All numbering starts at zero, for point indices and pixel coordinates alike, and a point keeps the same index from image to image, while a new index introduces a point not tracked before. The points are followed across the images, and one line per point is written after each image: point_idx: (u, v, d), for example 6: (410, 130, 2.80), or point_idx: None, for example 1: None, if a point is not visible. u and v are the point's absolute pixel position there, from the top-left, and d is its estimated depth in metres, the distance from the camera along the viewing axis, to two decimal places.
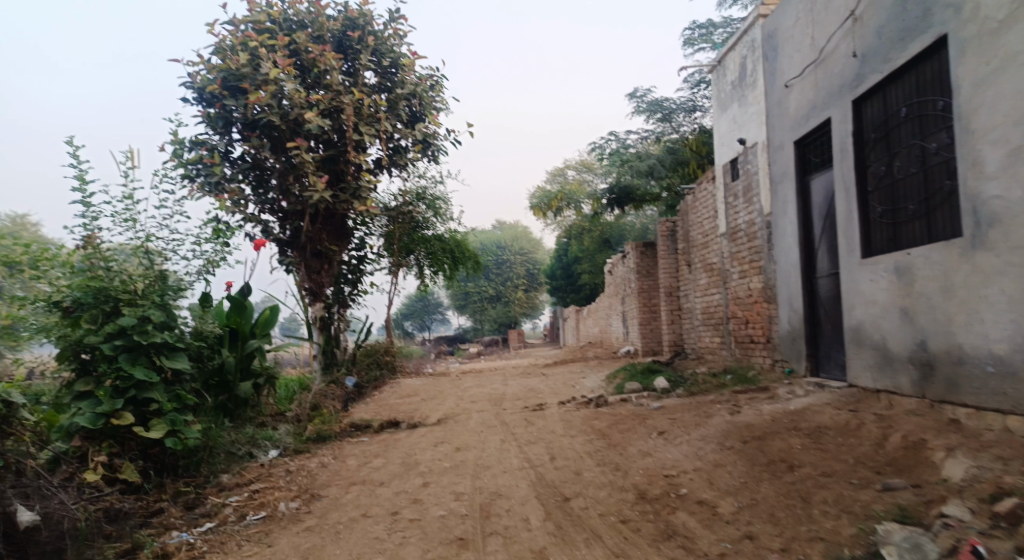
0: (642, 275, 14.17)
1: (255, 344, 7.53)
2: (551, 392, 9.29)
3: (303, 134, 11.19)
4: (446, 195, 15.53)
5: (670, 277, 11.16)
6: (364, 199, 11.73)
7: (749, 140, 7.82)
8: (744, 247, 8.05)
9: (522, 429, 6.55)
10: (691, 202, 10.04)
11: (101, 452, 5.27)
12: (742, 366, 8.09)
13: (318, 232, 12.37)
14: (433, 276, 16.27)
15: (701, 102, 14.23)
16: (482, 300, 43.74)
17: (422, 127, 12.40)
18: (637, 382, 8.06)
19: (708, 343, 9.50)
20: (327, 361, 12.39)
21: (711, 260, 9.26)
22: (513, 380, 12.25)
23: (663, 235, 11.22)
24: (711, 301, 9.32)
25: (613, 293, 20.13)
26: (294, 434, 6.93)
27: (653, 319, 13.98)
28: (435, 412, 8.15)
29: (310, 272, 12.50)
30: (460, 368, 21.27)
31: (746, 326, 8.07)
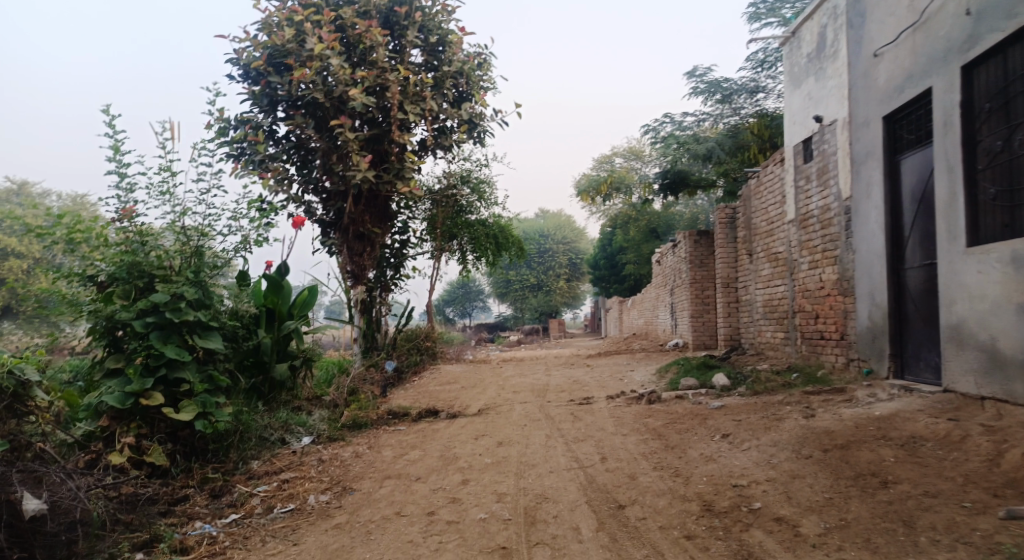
0: (694, 265, 13.47)
1: (292, 325, 7.22)
2: (598, 385, 8.78)
3: (347, 111, 10.83)
4: (491, 179, 15.03)
5: (728, 268, 10.47)
6: (408, 180, 11.36)
7: (826, 118, 7.10)
8: (817, 234, 7.35)
9: (569, 425, 6.07)
10: (756, 187, 9.32)
11: (129, 433, 5.02)
12: (810, 365, 7.42)
13: (361, 214, 12.06)
14: (477, 262, 15.87)
15: (765, 82, 13.40)
16: (524, 288, 43.31)
17: (468, 106, 11.92)
18: (694, 378, 7.49)
19: (770, 339, 8.82)
20: (366, 345, 12.14)
21: (777, 249, 8.55)
22: (557, 371, 11.78)
23: (721, 223, 10.52)
24: (775, 294, 8.64)
25: (661, 284, 19.41)
26: (328, 420, 6.60)
27: (706, 312, 13.30)
28: (477, 402, 7.75)
29: (352, 254, 12.23)
30: (501, 357, 20.92)
31: (816, 321, 7.39)
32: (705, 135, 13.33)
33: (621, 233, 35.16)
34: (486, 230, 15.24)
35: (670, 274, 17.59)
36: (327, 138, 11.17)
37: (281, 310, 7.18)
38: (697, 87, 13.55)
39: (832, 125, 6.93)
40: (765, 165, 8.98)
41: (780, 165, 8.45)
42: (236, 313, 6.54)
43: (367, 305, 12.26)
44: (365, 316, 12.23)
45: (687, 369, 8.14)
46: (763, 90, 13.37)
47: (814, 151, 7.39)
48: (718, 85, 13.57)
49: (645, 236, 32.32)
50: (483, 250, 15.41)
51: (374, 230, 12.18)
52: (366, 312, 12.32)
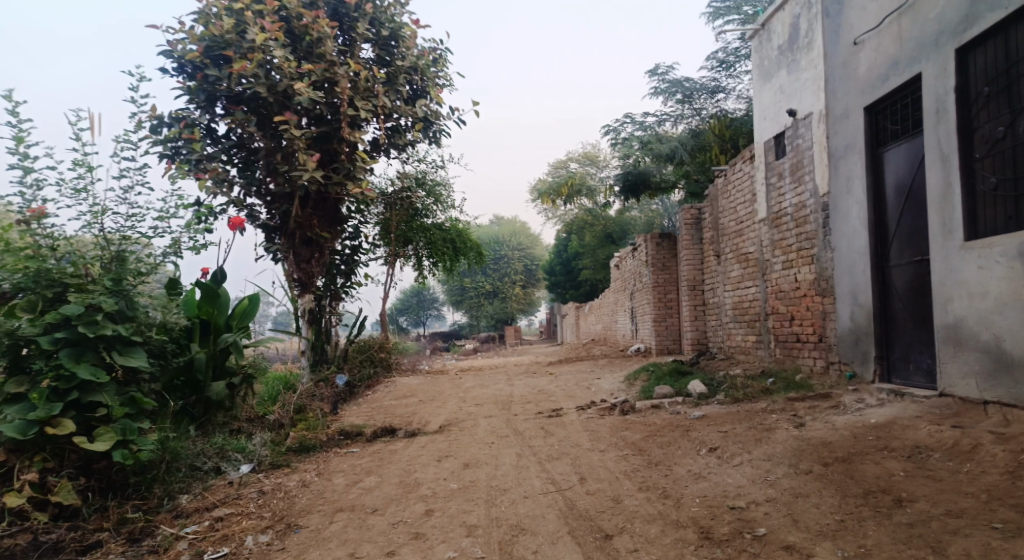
0: (657, 269, 13.21)
1: (230, 338, 6.48)
2: (565, 395, 8.30)
3: (294, 108, 10.12)
4: (447, 181, 14.58)
5: (694, 270, 10.19)
6: (360, 180, 10.71)
7: (800, 112, 6.87)
8: (791, 233, 7.09)
9: (540, 441, 5.56)
10: (722, 187, 9.07)
11: (31, 468, 4.25)
12: (785, 369, 7.13)
13: (309, 217, 11.38)
14: (433, 268, 15.27)
15: (725, 83, 13.29)
16: (480, 295, 42.72)
17: (423, 104, 11.35)
18: (667, 385, 7.08)
19: (741, 343, 8.54)
20: (315, 357, 11.38)
21: (747, 250, 8.29)
22: (519, 380, 11.27)
23: (686, 224, 10.25)
24: (745, 296, 8.37)
25: (620, 289, 19.16)
26: (271, 445, 5.80)
27: (669, 316, 13.03)
28: (437, 418, 7.16)
29: (299, 260, 11.49)
30: (458, 366, 20.29)
31: (791, 323, 7.11)
32: (666, 136, 13.13)
33: (577, 238, 34.99)
34: (442, 235, 14.71)
35: (630, 278, 17.34)
36: (272, 136, 10.44)
37: (217, 321, 6.47)
38: (658, 87, 13.36)
39: (807, 119, 6.70)
40: (733, 163, 8.73)
41: (749, 163, 8.21)
42: (166, 326, 5.80)
43: (316, 314, 11.52)
44: (314, 325, 11.47)
45: (659, 375, 7.76)
46: (723, 90, 13.27)
47: (788, 147, 7.15)
48: (679, 84, 13.43)
49: (602, 242, 32.23)
50: (439, 255, 14.84)
51: (323, 235, 11.47)
52: (315, 321, 11.57)
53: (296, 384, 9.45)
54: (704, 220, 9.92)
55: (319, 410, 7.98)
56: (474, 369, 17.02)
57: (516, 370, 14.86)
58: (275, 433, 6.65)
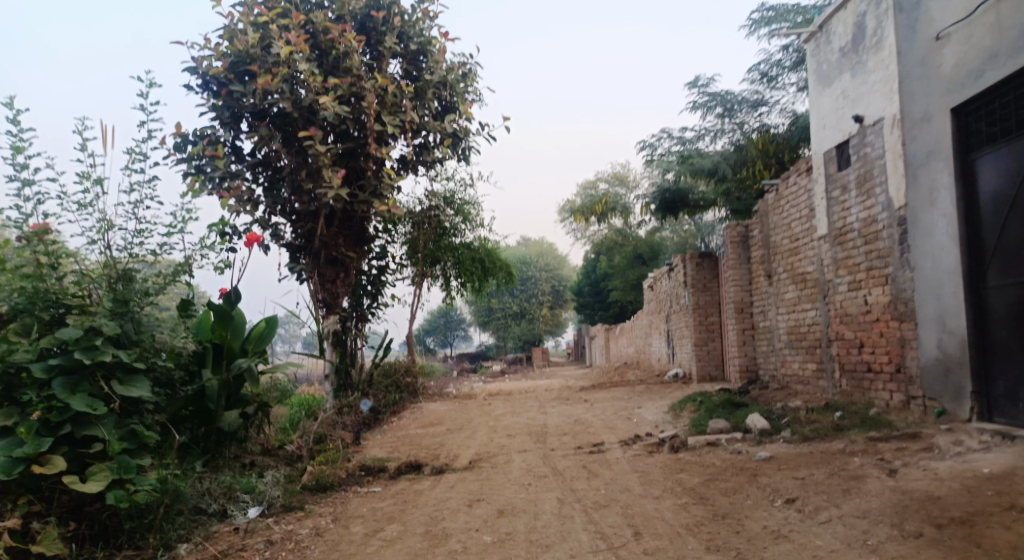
0: (697, 290, 12.48)
1: (243, 363, 5.95)
2: (605, 428, 7.63)
3: (319, 122, 9.69)
4: (476, 199, 14.11)
5: (743, 292, 9.45)
6: (387, 197, 10.26)
7: (866, 117, 6.21)
8: (859, 251, 6.39)
9: (584, 483, 4.91)
10: (774, 202, 8.38)
11: (15, 512, 3.72)
12: (856, 402, 6.38)
13: (334, 236, 10.99)
14: (461, 288, 14.74)
15: (769, 96, 12.58)
16: (507, 317, 42.08)
17: (452, 118, 10.88)
18: (722, 419, 6.38)
19: (799, 372, 7.78)
20: (339, 382, 10.87)
21: (805, 270, 7.57)
22: (552, 408, 10.60)
23: (733, 242, 9.53)
24: (803, 320, 7.64)
25: (655, 311, 18.40)
26: (283, 483, 5.23)
27: (711, 340, 12.26)
28: (467, 452, 6.54)
29: (323, 280, 11.05)
30: (486, 390, 19.65)
31: (861, 351, 6.38)
32: (706, 151, 12.49)
33: (607, 259, 34.27)
34: (471, 255, 14.19)
35: (666, 300, 16.59)
36: (297, 151, 10.07)
37: (232, 347, 5.98)
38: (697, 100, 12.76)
39: (878, 124, 6.02)
40: (786, 176, 8.05)
41: (806, 175, 7.52)
42: (174, 351, 5.33)
43: (343, 332, 11.01)
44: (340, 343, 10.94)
45: (711, 407, 7.04)
46: (766, 103, 12.60)
47: (853, 156, 6.46)
48: (721, 96, 12.77)
49: (633, 263, 31.46)
50: (468, 276, 14.32)
51: (349, 254, 11.03)
52: (339, 343, 11.07)
53: (317, 412, 8.91)
54: (752, 238, 9.23)
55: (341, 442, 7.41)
56: (503, 394, 16.37)
57: (547, 396, 14.18)
58: (292, 468, 6.10)
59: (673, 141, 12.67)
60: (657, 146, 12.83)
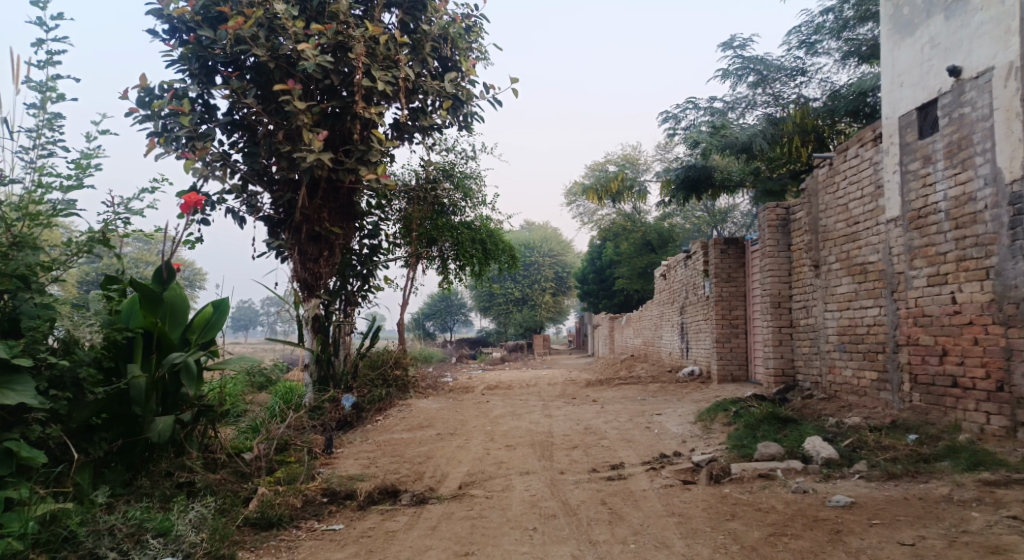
0: (720, 281, 11.25)
1: (178, 356, 4.73)
2: (622, 442, 6.48)
3: (298, 74, 8.41)
4: (477, 174, 12.87)
5: (781, 283, 8.23)
6: (376, 165, 9.03)
7: (964, 69, 4.96)
8: (945, 238, 5.19)
9: (605, 533, 3.74)
10: (825, 180, 7.15)
11: None
12: (934, 423, 5.21)
13: (319, 208, 9.86)
14: (460, 272, 13.53)
15: (810, 63, 11.19)
16: (508, 303, 40.86)
17: (453, 77, 9.60)
18: (769, 440, 5.20)
19: (851, 379, 6.61)
20: (321, 373, 9.74)
21: (864, 260, 6.37)
22: (558, 408, 9.45)
23: (770, 225, 8.30)
24: (859, 320, 6.45)
25: (667, 301, 17.23)
26: (210, 522, 3.85)
27: (734, 336, 11.08)
28: (458, 473, 5.39)
29: (305, 258, 9.88)
30: (485, 381, 18.52)
31: (942, 361, 5.22)
32: (737, 123, 11.17)
33: (614, 244, 33.03)
34: (470, 234, 12.97)
35: (681, 289, 15.40)
36: (275, 110, 8.85)
37: (169, 336, 4.83)
38: (727, 68, 11.44)
39: (982, 76, 4.78)
40: (842, 149, 6.82)
41: (871, 146, 6.29)
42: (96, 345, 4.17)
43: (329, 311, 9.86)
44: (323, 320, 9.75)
45: (753, 421, 5.88)
46: (806, 73, 11.24)
47: (941, 118, 5.23)
48: (756, 63, 11.37)
49: (641, 250, 30.19)
50: (468, 258, 13.10)
51: (334, 229, 9.86)
52: (321, 328, 9.91)
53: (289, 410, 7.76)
54: (796, 222, 8.02)
55: (308, 449, 6.27)
56: (502, 386, 15.27)
57: (550, 391, 13.06)
58: (240, 487, 4.97)
59: (699, 112, 11.38)
60: (681, 118, 11.55)
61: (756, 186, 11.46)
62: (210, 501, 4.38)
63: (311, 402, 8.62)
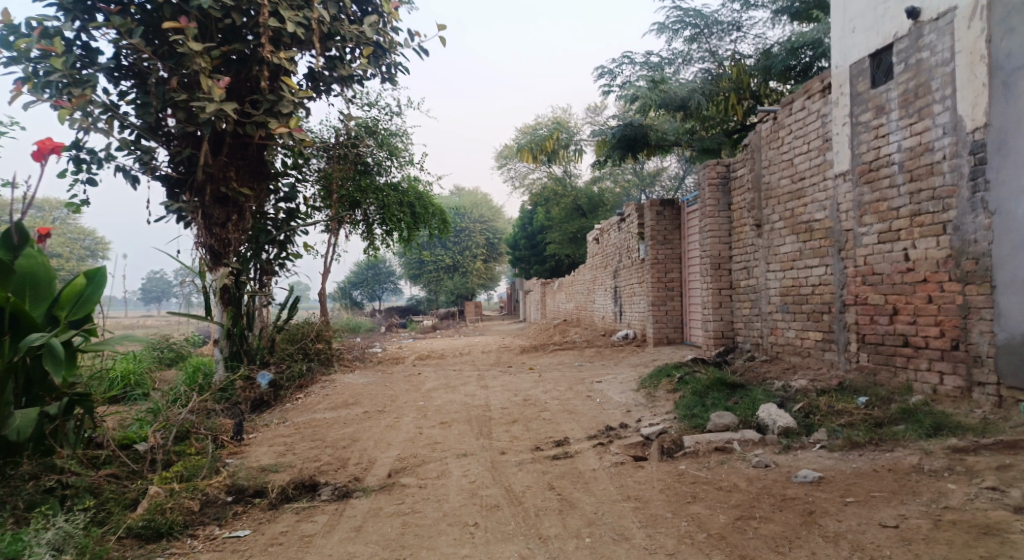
0: (656, 243, 11.00)
1: (41, 336, 3.87)
2: (563, 414, 6.09)
3: (192, 10, 7.35)
4: (403, 131, 12.03)
5: (721, 243, 7.99)
6: (288, 118, 8.13)
7: (924, 12, 4.71)
8: (898, 191, 4.97)
9: (556, 525, 3.29)
10: (769, 134, 6.87)
11: None
12: (883, 385, 5.05)
13: (225, 166, 8.92)
14: (387, 237, 12.73)
15: (745, 19, 11.00)
16: (439, 269, 40.03)
17: (373, 21, 8.72)
18: (721, 408, 4.90)
19: (794, 340, 6.43)
20: (233, 348, 8.87)
21: (810, 218, 6.15)
22: (494, 379, 9.01)
23: (711, 184, 8.00)
24: (804, 280, 6.25)
25: (600, 265, 17.04)
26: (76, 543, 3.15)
27: (670, 299, 10.91)
28: (387, 460, 4.83)
29: (209, 222, 8.95)
30: (416, 351, 17.89)
31: (892, 320, 5.04)
32: (675, 78, 10.80)
33: (544, 209, 32.73)
34: (397, 197, 12.16)
35: (615, 253, 15.20)
36: (167, 54, 7.77)
37: (33, 317, 3.99)
38: (663, 21, 11.04)
39: (943, 18, 4.54)
40: (787, 102, 6.54)
41: (818, 97, 6.01)
42: None
43: (240, 280, 8.98)
44: (234, 290, 8.87)
45: (700, 387, 5.59)
46: (741, 28, 11.03)
47: (897, 65, 4.98)
48: (692, 16, 11.03)
49: (572, 214, 30.02)
50: (394, 222, 12.32)
51: (242, 190, 8.94)
52: (231, 299, 9.01)
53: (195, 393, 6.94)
54: (737, 180, 7.75)
55: (212, 437, 5.53)
56: (433, 356, 14.73)
57: (483, 360, 12.63)
58: (127, 488, 4.24)
59: (635, 68, 10.94)
60: (616, 74, 11.09)
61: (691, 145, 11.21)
62: (84, 514, 3.67)
63: (221, 382, 7.79)
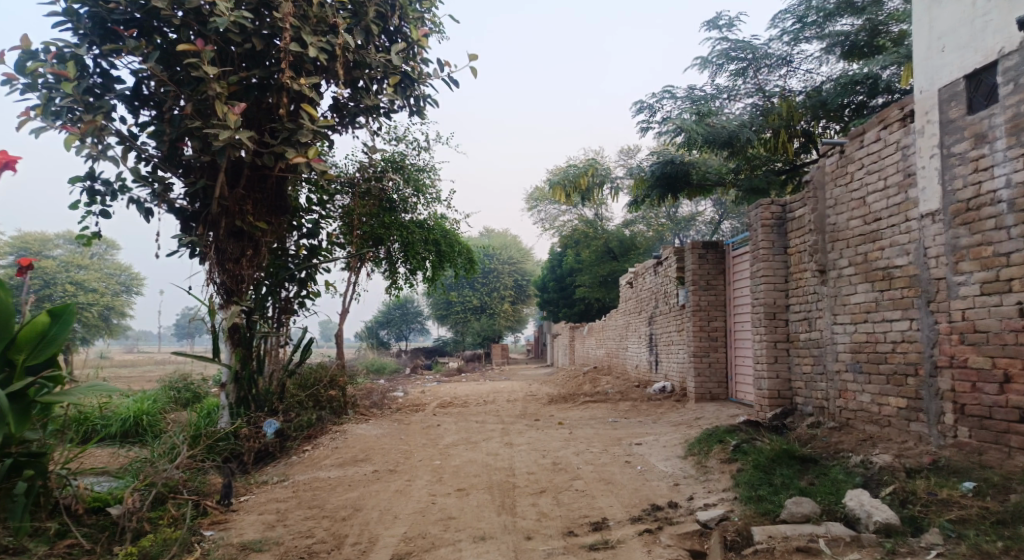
0: (698, 289, 10.19)
1: None
2: (599, 486, 5.27)
3: (211, 34, 7.02)
4: (431, 166, 11.57)
5: (776, 291, 7.19)
6: (307, 147, 7.68)
7: None
8: (1008, 234, 4.18)
9: None
10: (835, 170, 6.14)
11: None
12: (993, 468, 4.15)
13: (241, 198, 8.53)
14: (410, 276, 12.15)
15: (796, 54, 10.40)
16: (466, 311, 39.44)
17: (400, 50, 8.35)
18: (793, 491, 4.05)
19: (870, 406, 5.54)
20: (239, 394, 8.28)
21: (888, 264, 5.35)
22: (520, 434, 8.20)
23: (765, 225, 7.26)
24: (882, 335, 5.40)
25: (634, 311, 16.20)
26: None
27: (713, 350, 10.03)
28: (391, 540, 4.08)
29: (222, 257, 8.48)
30: (440, 397, 17.12)
31: (1002, 389, 4.17)
32: (722, 113, 10.17)
33: (575, 252, 32.09)
34: (422, 234, 11.61)
35: (650, 299, 14.38)
36: (185, 81, 7.43)
37: None
38: (707, 56, 10.51)
39: None
40: (857, 134, 5.83)
41: (897, 127, 5.29)
42: None
43: (251, 320, 8.48)
44: (242, 330, 8.35)
45: (763, 460, 4.75)
46: (790, 63, 10.43)
47: (1003, 85, 4.28)
48: (738, 51, 10.46)
49: (603, 258, 29.28)
50: (418, 260, 11.75)
51: (258, 224, 8.50)
52: (241, 340, 8.46)
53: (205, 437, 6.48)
54: (796, 221, 7.00)
55: (195, 502, 4.84)
56: (456, 404, 13.94)
57: (509, 410, 11.81)
58: None
59: (677, 103, 10.36)
60: (656, 109, 10.52)
61: (737, 186, 10.52)
62: None
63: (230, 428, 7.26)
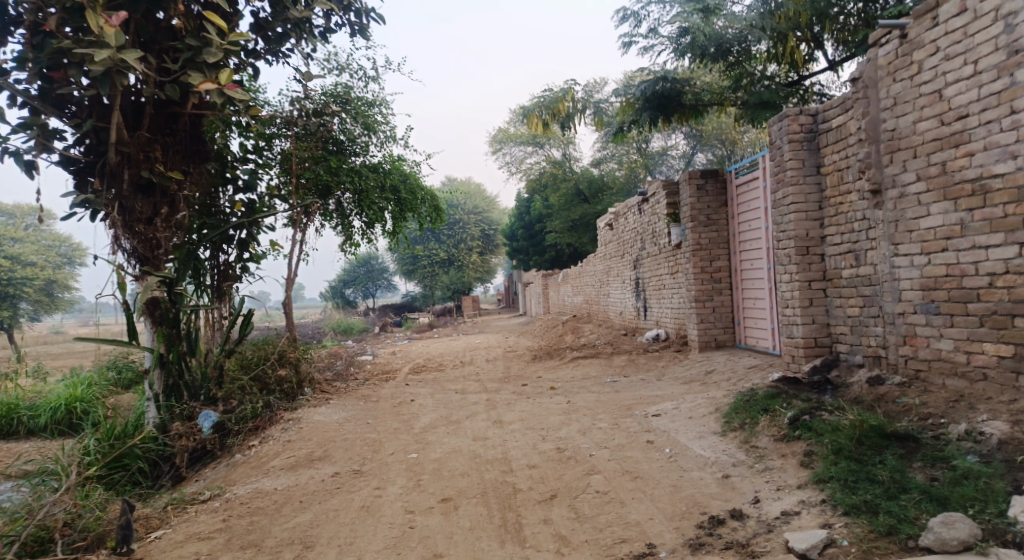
0: (698, 225, 8.96)
1: None
2: (624, 483, 4.07)
3: None
4: (382, 100, 9.94)
5: (809, 220, 5.97)
6: (217, 70, 6.08)
7: None
8: None
9: None
10: (892, 60, 4.85)
11: None
12: None
13: (146, 143, 6.95)
14: (367, 228, 10.64)
15: None
16: (433, 264, 37.87)
17: None
18: (920, 503, 2.95)
19: (952, 356, 4.42)
20: (167, 382, 6.92)
21: (981, 173, 4.18)
22: (509, 406, 6.97)
23: (792, 140, 5.99)
24: (970, 266, 4.25)
25: (616, 254, 14.98)
26: None
27: (718, 293, 8.90)
28: None
29: (129, 217, 6.92)
30: (413, 359, 15.82)
31: None
32: (724, 13, 8.71)
33: (543, 195, 30.63)
34: (377, 180, 10.06)
35: (635, 241, 13.14)
36: None
37: None
38: None
39: None
40: (928, 9, 4.55)
41: None
42: None
43: (174, 292, 7.01)
44: (162, 303, 6.90)
45: (847, 443, 3.59)
46: None
47: None
48: None
49: (574, 199, 27.64)
50: (374, 211, 10.23)
51: (170, 174, 6.96)
52: (163, 317, 6.97)
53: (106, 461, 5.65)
54: (832, 133, 5.74)
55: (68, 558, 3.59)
56: (430, 367, 12.68)
57: (489, 372, 10.60)
58: None
59: (667, 7, 8.87)
60: (642, 17, 9.03)
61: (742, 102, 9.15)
62: None
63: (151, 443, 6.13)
